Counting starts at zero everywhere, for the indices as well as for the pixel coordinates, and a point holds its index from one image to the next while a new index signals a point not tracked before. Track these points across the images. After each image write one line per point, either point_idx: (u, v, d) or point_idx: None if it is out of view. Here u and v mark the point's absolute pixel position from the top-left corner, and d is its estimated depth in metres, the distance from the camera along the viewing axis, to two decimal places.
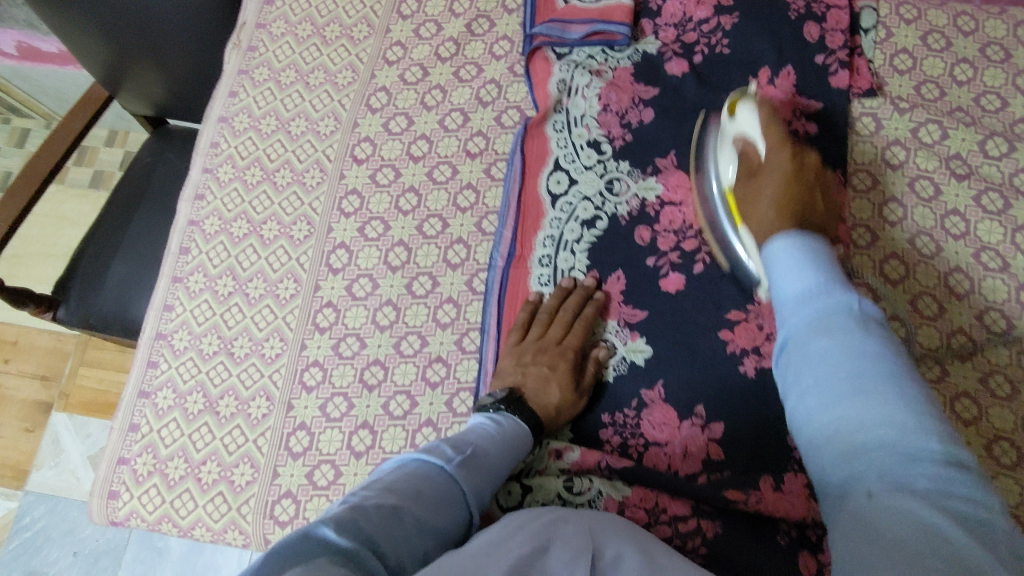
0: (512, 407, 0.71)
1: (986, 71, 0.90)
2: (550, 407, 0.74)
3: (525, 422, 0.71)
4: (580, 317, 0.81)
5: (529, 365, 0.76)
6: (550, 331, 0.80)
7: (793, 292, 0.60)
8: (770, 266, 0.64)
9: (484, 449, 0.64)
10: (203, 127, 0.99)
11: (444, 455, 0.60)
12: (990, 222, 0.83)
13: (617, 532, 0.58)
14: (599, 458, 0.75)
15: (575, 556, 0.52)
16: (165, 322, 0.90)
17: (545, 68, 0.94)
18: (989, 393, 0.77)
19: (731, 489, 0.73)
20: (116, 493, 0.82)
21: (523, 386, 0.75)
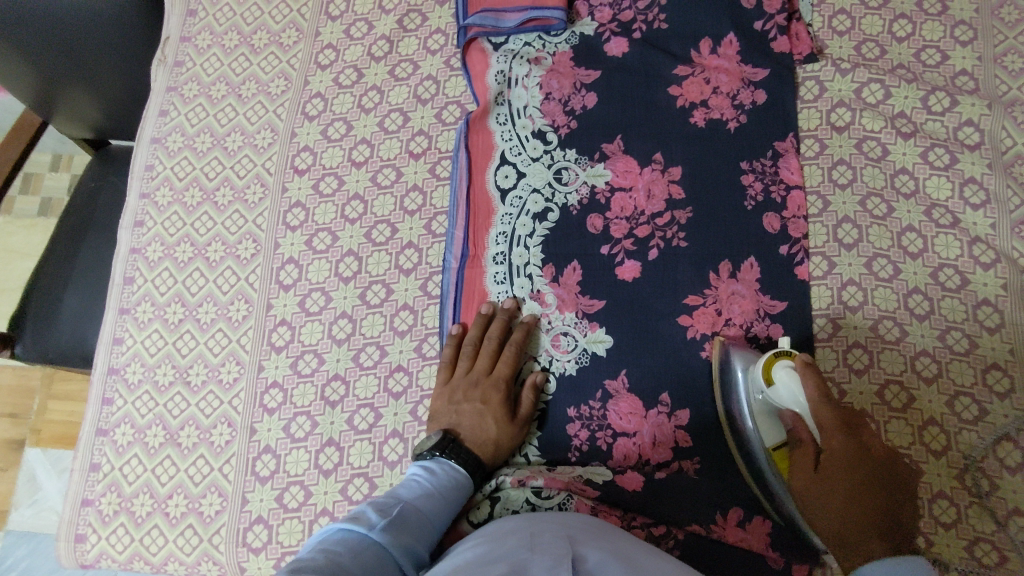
0: (447, 451, 0.73)
1: (925, 25, 0.90)
2: (488, 442, 0.75)
3: (463, 466, 0.73)
4: (511, 343, 0.79)
5: (461, 404, 0.76)
6: (478, 363, 0.79)
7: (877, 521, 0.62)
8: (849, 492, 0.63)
9: (410, 506, 0.65)
10: (136, 150, 0.95)
11: (366, 523, 0.60)
12: (938, 178, 0.83)
13: (594, 537, 0.59)
14: (563, 480, 0.74)
15: (556, 561, 0.51)
16: (117, 356, 0.87)
17: (483, 59, 0.92)
18: (948, 350, 0.78)
19: (693, 524, 0.72)
20: (83, 536, 0.80)
21: (459, 426, 0.76)
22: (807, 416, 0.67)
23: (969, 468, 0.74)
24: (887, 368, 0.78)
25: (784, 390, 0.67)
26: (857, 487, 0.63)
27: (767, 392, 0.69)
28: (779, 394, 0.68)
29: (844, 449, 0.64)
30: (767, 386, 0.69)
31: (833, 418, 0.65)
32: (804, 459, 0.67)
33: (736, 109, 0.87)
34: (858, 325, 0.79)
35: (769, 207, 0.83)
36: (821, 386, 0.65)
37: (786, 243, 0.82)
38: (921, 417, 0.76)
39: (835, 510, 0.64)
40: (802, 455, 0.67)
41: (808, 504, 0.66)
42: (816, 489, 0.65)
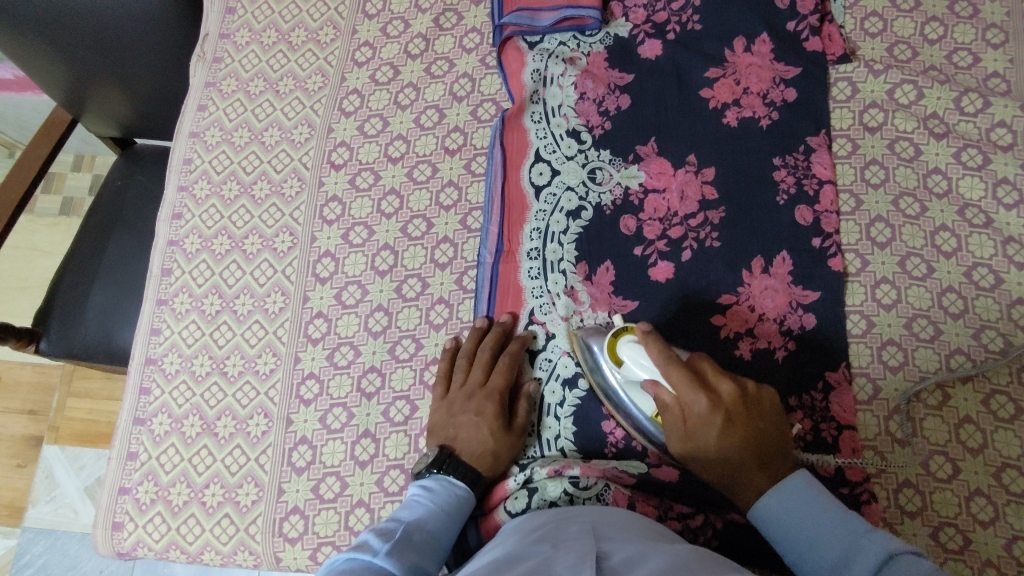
0: (445, 465, 0.71)
1: (957, 28, 0.91)
2: (486, 455, 0.74)
3: (461, 479, 0.71)
4: (507, 354, 0.79)
5: (458, 416, 0.76)
6: (474, 375, 0.79)
7: (750, 443, 0.62)
8: (718, 434, 0.62)
9: (412, 528, 0.61)
10: (175, 144, 0.97)
11: (369, 550, 0.56)
12: (971, 178, 0.84)
13: (622, 532, 0.58)
14: (599, 472, 0.74)
15: (580, 558, 0.51)
16: (154, 346, 0.88)
17: (518, 57, 0.93)
18: (983, 348, 0.78)
19: (733, 500, 0.71)
20: (120, 524, 0.81)
21: (455, 440, 0.75)
22: (660, 383, 0.65)
23: (1006, 466, 0.74)
24: (922, 366, 0.78)
25: (632, 367, 0.68)
26: (739, 451, 0.62)
27: (623, 375, 0.70)
28: (631, 370, 0.68)
29: (704, 398, 0.62)
30: (617, 367, 0.71)
31: (658, 344, 0.66)
32: (672, 420, 0.65)
33: (768, 108, 0.88)
34: (892, 323, 0.80)
35: (801, 200, 0.85)
36: (665, 366, 0.64)
37: (819, 235, 0.83)
38: (956, 415, 0.76)
39: (719, 446, 0.62)
40: (671, 416, 0.65)
41: (692, 454, 0.65)
42: (679, 430, 0.64)
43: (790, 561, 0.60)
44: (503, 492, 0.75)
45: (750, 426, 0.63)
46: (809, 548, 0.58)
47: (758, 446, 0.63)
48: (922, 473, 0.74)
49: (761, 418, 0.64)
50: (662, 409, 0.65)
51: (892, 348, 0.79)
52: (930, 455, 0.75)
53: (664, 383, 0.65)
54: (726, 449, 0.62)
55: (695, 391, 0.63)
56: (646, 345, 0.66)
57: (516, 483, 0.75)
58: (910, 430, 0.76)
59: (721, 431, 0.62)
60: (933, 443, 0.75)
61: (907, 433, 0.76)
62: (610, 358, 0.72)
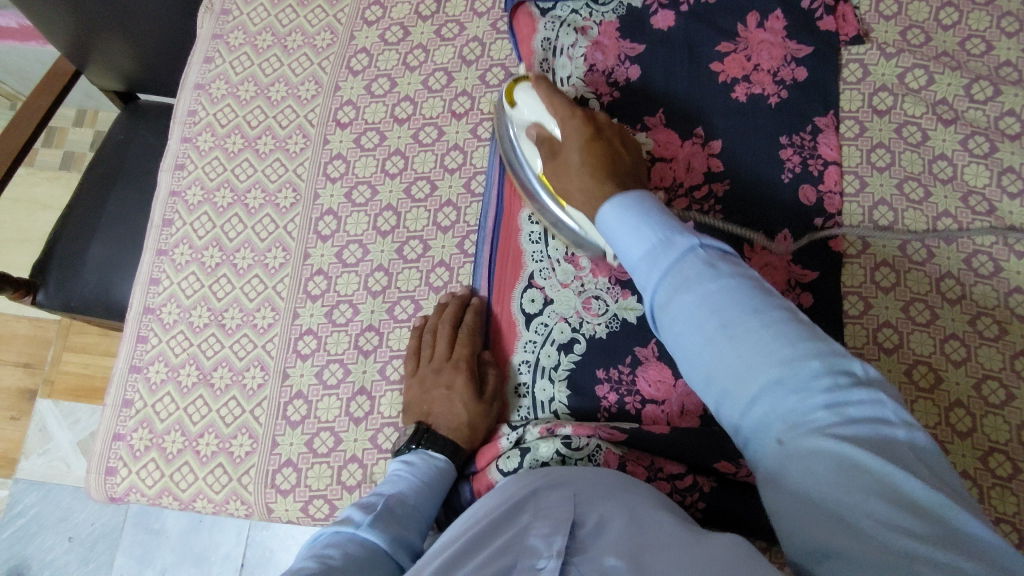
0: (423, 441, 0.72)
1: (971, 14, 0.90)
2: (462, 427, 0.75)
3: (441, 454, 0.72)
4: (467, 324, 0.80)
5: (431, 392, 0.77)
6: (438, 349, 0.79)
7: (610, 171, 0.65)
8: (576, 146, 0.67)
9: (396, 497, 0.64)
10: (180, 95, 0.96)
11: (351, 524, 0.58)
12: (977, 165, 0.84)
13: (604, 491, 0.57)
14: (592, 431, 0.74)
15: (553, 528, 0.52)
16: (153, 296, 0.88)
17: (530, 23, 0.92)
18: (977, 334, 0.78)
19: (723, 461, 0.71)
20: (114, 469, 0.82)
21: (430, 416, 0.76)
22: (545, 121, 0.72)
23: (993, 450, 0.74)
24: (916, 349, 0.79)
25: (526, 107, 0.75)
26: (591, 151, 0.66)
27: (520, 117, 0.76)
28: (523, 112, 0.76)
29: (567, 127, 0.69)
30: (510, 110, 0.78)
31: (546, 86, 0.72)
32: (552, 146, 0.71)
33: (777, 85, 0.88)
34: (889, 305, 0.81)
35: (805, 179, 0.85)
36: (549, 102, 0.71)
37: (821, 215, 0.84)
38: (947, 398, 0.77)
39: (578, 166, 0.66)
40: (548, 148, 0.72)
41: (560, 165, 0.69)
42: (560, 170, 0.69)
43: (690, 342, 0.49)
44: (494, 451, 0.75)
45: (605, 146, 0.67)
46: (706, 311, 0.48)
47: (614, 164, 0.66)
48: None
49: (625, 168, 0.66)
50: (544, 143, 0.72)
51: (888, 330, 0.80)
52: None
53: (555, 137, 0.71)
54: (584, 184, 0.65)
55: (570, 124, 0.69)
56: (535, 87, 0.73)
57: (507, 442, 0.75)
58: None
59: (580, 146, 0.67)
60: (922, 425, 0.76)
61: None
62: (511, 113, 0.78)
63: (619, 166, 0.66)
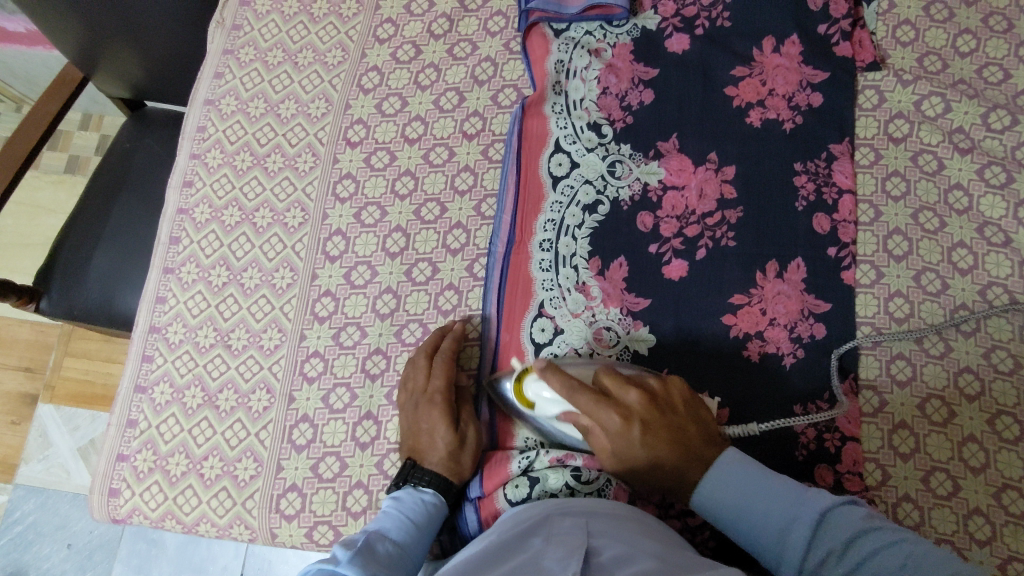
0: (410, 479, 0.72)
1: (989, 42, 0.89)
2: (449, 459, 0.74)
3: (429, 489, 0.72)
4: (440, 354, 0.78)
5: (416, 427, 0.76)
6: (418, 381, 0.77)
7: (674, 441, 0.64)
8: (643, 441, 0.64)
9: (378, 536, 0.64)
10: (189, 111, 0.95)
11: (334, 561, 0.58)
12: (993, 196, 0.83)
13: (614, 522, 0.59)
14: (602, 462, 0.73)
15: (567, 553, 0.53)
16: (159, 314, 0.87)
17: (543, 44, 0.91)
18: (992, 368, 0.78)
19: None
20: (117, 491, 0.81)
21: (419, 450, 0.75)
22: (576, 415, 0.68)
23: (1007, 487, 0.74)
24: (929, 382, 0.78)
25: (545, 403, 0.70)
26: (666, 460, 0.64)
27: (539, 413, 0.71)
28: (542, 407, 0.70)
29: (614, 420, 0.65)
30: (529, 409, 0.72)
31: (559, 384, 0.67)
32: (597, 439, 0.67)
33: (792, 111, 0.87)
34: (903, 337, 0.80)
35: (819, 207, 0.84)
36: (570, 396, 0.66)
37: (835, 245, 0.82)
38: (960, 433, 0.76)
39: (654, 461, 0.65)
40: (594, 437, 0.67)
41: (621, 462, 0.66)
42: (620, 457, 0.67)
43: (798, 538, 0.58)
44: (503, 476, 0.74)
45: (665, 428, 0.65)
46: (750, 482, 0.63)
47: (680, 436, 0.65)
48: (922, 489, 0.74)
49: (681, 426, 0.65)
50: (585, 433, 0.68)
51: (901, 363, 0.79)
52: (931, 471, 0.75)
53: (590, 424, 0.67)
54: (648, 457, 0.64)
55: (606, 414, 0.65)
56: (546, 381, 0.67)
57: (517, 469, 0.74)
58: (913, 446, 0.76)
59: (649, 449, 0.64)
60: (934, 459, 0.75)
61: (909, 449, 0.76)
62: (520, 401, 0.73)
63: (684, 435, 0.65)
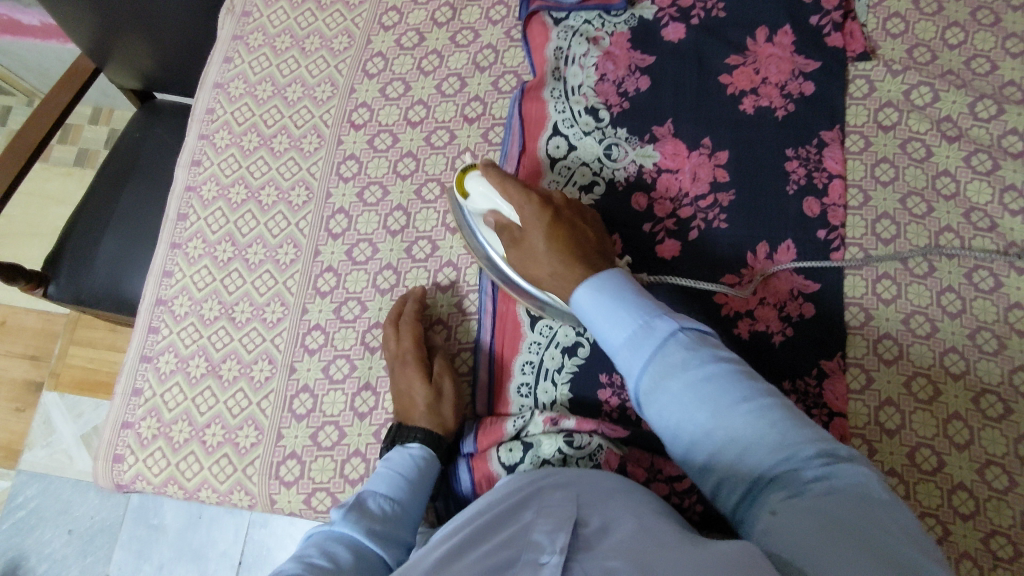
0: (397, 439, 0.75)
1: (977, 35, 0.92)
2: (428, 411, 0.77)
3: (416, 444, 0.74)
4: (404, 318, 0.81)
5: (396, 389, 0.79)
6: (389, 348, 0.81)
7: (578, 257, 0.68)
8: (544, 235, 0.69)
9: (373, 495, 0.66)
10: (198, 94, 0.98)
11: (329, 525, 0.60)
12: (980, 182, 0.85)
13: (605, 497, 0.59)
14: (593, 428, 0.74)
15: (557, 524, 0.53)
16: (165, 288, 0.90)
17: (543, 33, 0.94)
18: (977, 348, 0.79)
19: None
20: (121, 457, 0.83)
21: (402, 410, 0.78)
22: (501, 208, 0.73)
23: (990, 463, 0.75)
24: (916, 361, 0.80)
25: (479, 197, 0.74)
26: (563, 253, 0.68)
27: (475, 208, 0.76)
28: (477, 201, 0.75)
29: (526, 204, 0.70)
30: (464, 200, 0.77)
31: (496, 177, 0.71)
32: (513, 233, 0.72)
33: (784, 99, 0.89)
34: (890, 317, 0.81)
35: (810, 192, 0.86)
36: (501, 186, 0.71)
37: (825, 228, 0.85)
38: (945, 411, 0.77)
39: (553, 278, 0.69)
40: (511, 232, 0.72)
41: (529, 258, 0.71)
42: (527, 255, 0.71)
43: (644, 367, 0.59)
44: (497, 436, 0.77)
45: (569, 222, 0.70)
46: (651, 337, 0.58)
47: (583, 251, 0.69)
48: (906, 464, 0.76)
49: (587, 247, 0.70)
50: (503, 228, 0.73)
51: (888, 342, 0.80)
52: (916, 447, 0.77)
53: (511, 216, 0.72)
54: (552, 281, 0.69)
55: (518, 197, 0.70)
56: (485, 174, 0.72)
57: (512, 430, 0.76)
58: (899, 423, 0.78)
59: (549, 235, 0.68)
60: (920, 436, 0.77)
61: (895, 425, 0.78)
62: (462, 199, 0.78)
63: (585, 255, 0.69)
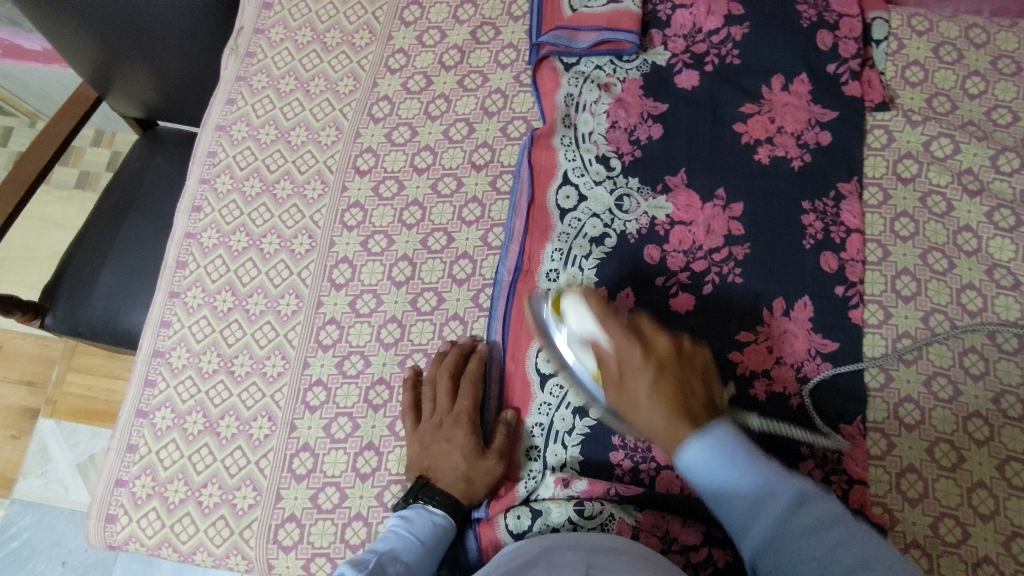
0: (420, 497, 0.71)
1: (998, 85, 0.90)
2: (460, 479, 0.73)
3: (438, 509, 0.71)
4: (466, 376, 0.78)
5: (432, 447, 0.75)
6: (440, 401, 0.78)
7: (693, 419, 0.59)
8: (652, 381, 0.61)
9: (388, 558, 0.63)
10: (200, 136, 0.96)
11: None
12: (1002, 239, 0.83)
13: (614, 559, 0.57)
14: (607, 486, 0.72)
15: None
16: (163, 339, 0.87)
17: (553, 77, 0.92)
18: (1001, 413, 0.76)
19: None
20: (114, 517, 0.80)
21: (432, 469, 0.74)
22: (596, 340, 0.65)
23: (1016, 536, 0.72)
24: (937, 426, 0.76)
25: (575, 324, 0.67)
26: (674, 406, 0.60)
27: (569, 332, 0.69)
28: (572, 327, 0.68)
29: (633, 354, 0.63)
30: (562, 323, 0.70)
31: (598, 307, 0.66)
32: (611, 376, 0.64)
33: (800, 149, 0.87)
34: (911, 379, 0.78)
35: (827, 246, 0.83)
36: (604, 325, 0.65)
37: (842, 284, 0.82)
38: (969, 479, 0.74)
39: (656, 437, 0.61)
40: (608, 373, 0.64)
41: (625, 401, 0.63)
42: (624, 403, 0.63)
43: (739, 525, 0.58)
44: (509, 500, 0.74)
45: (675, 377, 0.62)
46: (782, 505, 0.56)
47: (694, 405, 0.60)
48: (929, 535, 0.73)
49: (699, 400, 0.61)
50: (601, 364, 0.65)
51: (909, 406, 0.78)
52: (939, 517, 0.73)
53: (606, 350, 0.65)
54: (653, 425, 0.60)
55: (621, 336, 0.64)
56: (586, 301, 0.66)
57: (523, 492, 0.74)
58: (921, 492, 0.74)
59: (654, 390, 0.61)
60: (942, 505, 0.74)
61: (917, 494, 0.74)
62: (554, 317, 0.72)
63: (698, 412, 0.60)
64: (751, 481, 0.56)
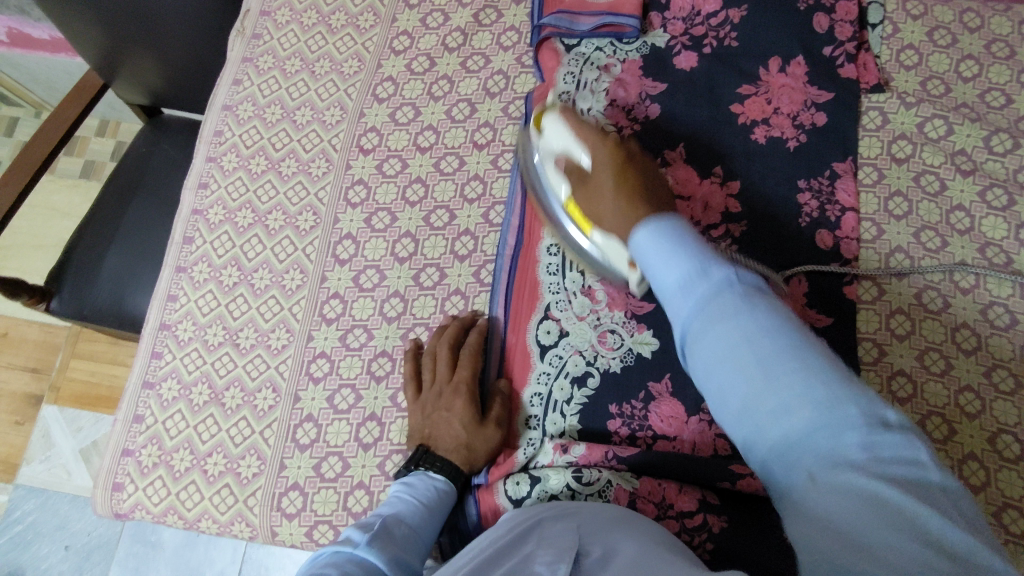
0: (422, 464, 0.73)
1: (992, 68, 0.91)
2: (461, 447, 0.74)
3: (440, 475, 0.72)
4: (466, 347, 0.80)
5: (433, 415, 0.76)
6: (440, 370, 0.79)
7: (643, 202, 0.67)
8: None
9: (394, 520, 0.64)
10: (207, 115, 0.98)
11: (352, 543, 0.57)
12: (995, 217, 0.84)
13: (607, 530, 0.58)
14: (605, 451, 0.74)
15: (556, 556, 0.52)
16: (169, 312, 0.89)
17: (554, 58, 0.94)
18: (993, 387, 0.77)
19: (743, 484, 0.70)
20: (120, 485, 0.81)
21: (432, 437, 0.76)
22: (574, 151, 0.74)
23: (1006, 506, 0.73)
24: (930, 399, 0.78)
25: (553, 135, 0.77)
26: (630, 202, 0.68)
27: (546, 146, 0.79)
28: (550, 140, 0.78)
29: (602, 149, 0.72)
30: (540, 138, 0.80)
31: (573, 119, 0.75)
32: (579, 175, 0.74)
33: (797, 130, 0.89)
34: (904, 353, 0.80)
35: (822, 224, 0.85)
36: (577, 126, 0.74)
37: (838, 260, 0.84)
38: (961, 451, 0.75)
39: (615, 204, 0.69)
40: (578, 176, 0.74)
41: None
42: (594, 200, 0.72)
43: (669, 306, 0.55)
44: (509, 468, 0.76)
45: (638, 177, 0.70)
46: (708, 285, 0.52)
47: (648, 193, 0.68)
48: None
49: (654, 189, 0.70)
50: (628, 252, 0.71)
51: (902, 380, 0.79)
52: None
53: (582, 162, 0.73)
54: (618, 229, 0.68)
55: (593, 140, 0.73)
56: (561, 113, 0.76)
57: (523, 458, 0.76)
58: None
59: (613, 178, 0.70)
60: None
61: None
62: (537, 140, 0.81)
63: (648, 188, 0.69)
64: (675, 273, 0.54)
